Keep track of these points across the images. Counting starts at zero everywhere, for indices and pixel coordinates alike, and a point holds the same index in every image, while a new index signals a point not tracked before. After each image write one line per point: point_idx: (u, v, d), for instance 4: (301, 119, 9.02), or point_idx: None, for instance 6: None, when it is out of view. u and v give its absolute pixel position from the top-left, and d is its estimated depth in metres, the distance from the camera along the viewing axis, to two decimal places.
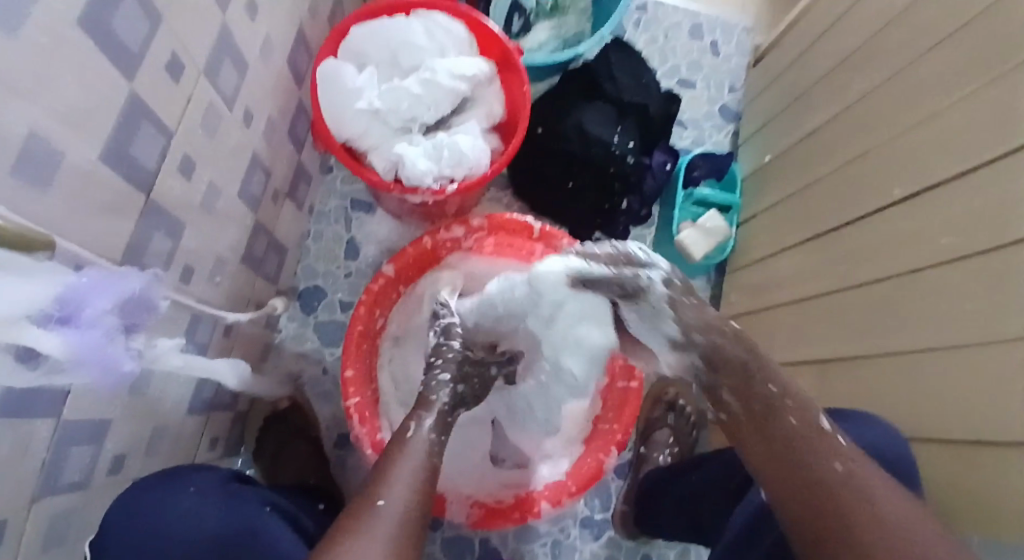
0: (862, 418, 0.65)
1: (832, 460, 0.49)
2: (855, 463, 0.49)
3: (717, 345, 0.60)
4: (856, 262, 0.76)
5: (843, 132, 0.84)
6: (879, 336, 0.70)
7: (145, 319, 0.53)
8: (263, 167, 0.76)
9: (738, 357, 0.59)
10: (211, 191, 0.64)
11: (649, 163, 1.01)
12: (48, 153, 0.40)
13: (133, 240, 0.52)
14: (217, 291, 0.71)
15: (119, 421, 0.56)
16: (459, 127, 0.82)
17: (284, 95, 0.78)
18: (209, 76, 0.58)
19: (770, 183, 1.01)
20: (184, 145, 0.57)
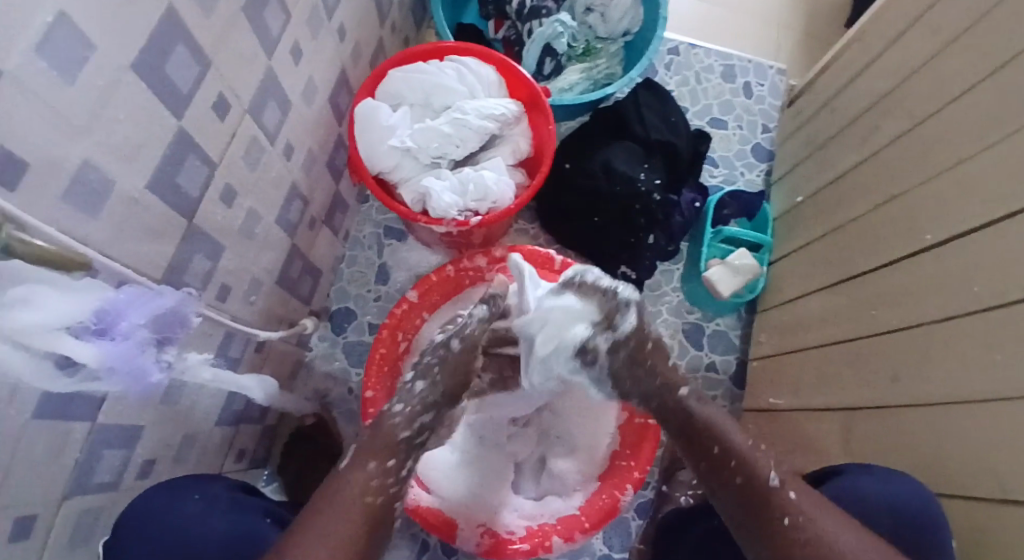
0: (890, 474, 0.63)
1: (781, 516, 0.59)
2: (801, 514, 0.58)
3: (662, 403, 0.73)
4: (884, 306, 0.75)
5: (872, 175, 0.84)
6: (907, 385, 0.68)
7: (181, 332, 0.58)
8: (301, 196, 0.82)
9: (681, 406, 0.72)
10: (251, 217, 0.69)
11: (677, 200, 1.03)
12: (100, 183, 0.45)
13: (174, 260, 0.57)
14: (252, 310, 0.76)
15: (151, 427, 0.60)
16: (485, 163, 0.86)
17: (325, 130, 0.84)
18: (254, 113, 0.64)
19: (801, 224, 1.00)
20: (226, 176, 0.62)
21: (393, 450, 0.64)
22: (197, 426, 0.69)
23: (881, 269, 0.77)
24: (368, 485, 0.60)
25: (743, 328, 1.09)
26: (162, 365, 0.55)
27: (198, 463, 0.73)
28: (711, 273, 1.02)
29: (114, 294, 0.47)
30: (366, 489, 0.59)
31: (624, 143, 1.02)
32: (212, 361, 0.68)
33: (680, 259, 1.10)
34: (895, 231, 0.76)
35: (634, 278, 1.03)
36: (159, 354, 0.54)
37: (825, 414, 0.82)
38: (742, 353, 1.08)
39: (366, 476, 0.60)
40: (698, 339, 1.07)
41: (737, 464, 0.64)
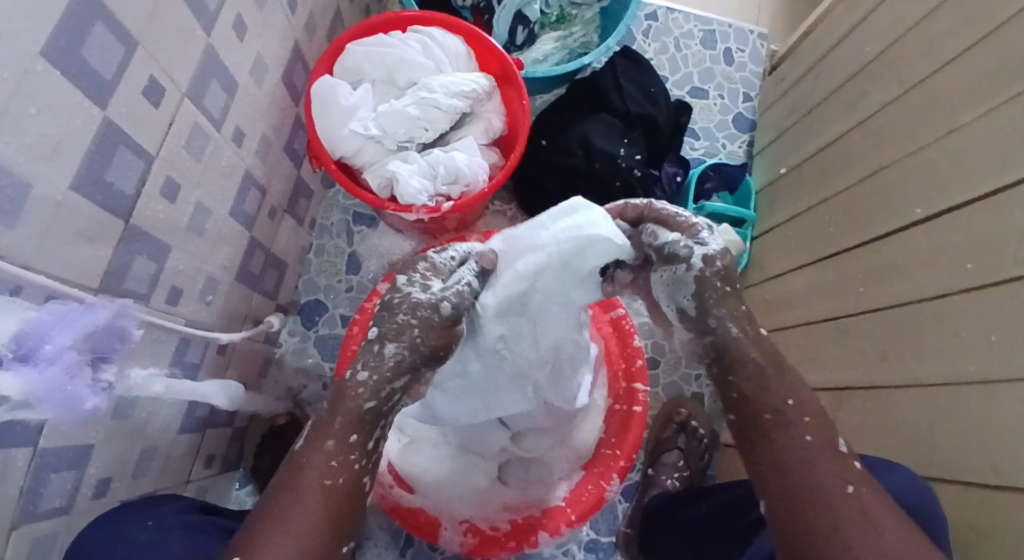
0: (883, 462, 0.60)
1: (846, 487, 0.49)
2: (866, 492, 0.49)
3: (736, 340, 0.56)
4: (871, 285, 0.72)
5: (858, 146, 0.81)
6: (896, 366, 0.66)
7: (120, 346, 0.53)
8: (258, 185, 0.76)
9: (755, 361, 0.56)
10: (200, 211, 0.64)
11: (658, 174, 0.99)
12: (15, 186, 0.39)
13: (113, 265, 0.52)
14: (209, 311, 0.71)
15: (103, 445, 0.56)
16: (456, 144, 0.80)
17: (280, 112, 0.78)
18: (194, 98, 0.58)
19: (785, 197, 0.97)
20: (168, 168, 0.56)
21: (358, 425, 0.54)
22: (157, 436, 0.65)
23: (870, 244, 0.74)
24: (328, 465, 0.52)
25: None
26: (101, 385, 0.50)
27: (162, 474, 0.69)
28: None
29: (38, 312, 0.43)
30: (325, 471, 0.52)
31: (602, 116, 0.97)
32: (164, 372, 0.62)
33: None
34: (883, 207, 0.73)
35: None
36: (96, 374, 0.49)
37: (813, 397, 0.80)
38: None
39: (325, 456, 0.52)
40: None
41: (809, 423, 0.53)
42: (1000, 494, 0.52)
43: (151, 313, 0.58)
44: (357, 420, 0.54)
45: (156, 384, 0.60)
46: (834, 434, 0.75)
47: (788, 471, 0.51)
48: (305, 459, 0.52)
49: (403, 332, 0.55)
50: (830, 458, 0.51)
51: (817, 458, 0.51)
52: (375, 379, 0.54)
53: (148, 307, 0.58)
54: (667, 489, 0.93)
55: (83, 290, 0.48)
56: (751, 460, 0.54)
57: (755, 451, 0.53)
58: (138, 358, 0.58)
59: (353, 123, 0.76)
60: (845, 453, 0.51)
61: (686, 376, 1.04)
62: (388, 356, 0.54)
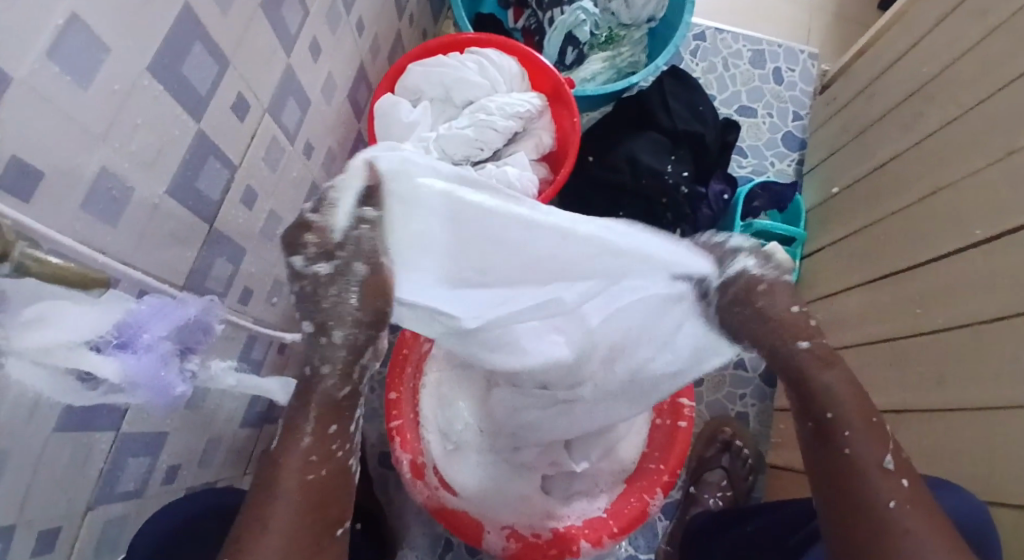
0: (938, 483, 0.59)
1: (886, 500, 0.47)
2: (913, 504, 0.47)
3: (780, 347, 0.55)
4: (927, 307, 0.72)
5: (914, 166, 0.80)
6: (954, 389, 0.65)
7: (206, 339, 0.57)
8: (322, 195, 0.81)
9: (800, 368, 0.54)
10: (271, 219, 0.68)
11: (705, 191, 1.00)
12: (119, 189, 0.43)
13: (197, 265, 0.56)
14: (274, 312, 0.75)
15: (175, 434, 0.60)
16: (509, 159, 0.84)
17: (344, 127, 0.83)
18: (273, 112, 0.62)
19: (837, 217, 0.96)
20: (247, 177, 0.61)
21: (333, 414, 0.51)
22: (222, 429, 0.69)
23: (927, 265, 0.73)
24: (320, 455, 0.50)
25: None
26: (188, 373, 0.54)
27: (224, 464, 0.73)
28: None
29: (136, 304, 0.47)
30: (307, 461, 0.49)
31: (649, 134, 0.99)
32: (235, 367, 0.67)
33: None
34: (940, 228, 0.72)
35: None
36: (184, 362, 0.54)
37: None
38: None
39: (306, 452, 0.49)
40: None
41: (850, 435, 0.51)
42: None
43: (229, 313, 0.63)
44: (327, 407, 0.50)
45: (227, 377, 0.64)
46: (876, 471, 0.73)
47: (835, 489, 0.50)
48: (286, 451, 0.49)
49: (346, 274, 0.49)
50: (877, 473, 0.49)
51: (862, 471, 0.49)
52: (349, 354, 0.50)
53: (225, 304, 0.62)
54: (709, 508, 0.93)
55: (171, 286, 0.52)
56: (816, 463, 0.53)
57: (812, 452, 0.53)
58: (216, 352, 0.62)
59: (412, 139, 0.80)
60: (890, 470, 0.49)
61: (731, 394, 1.03)
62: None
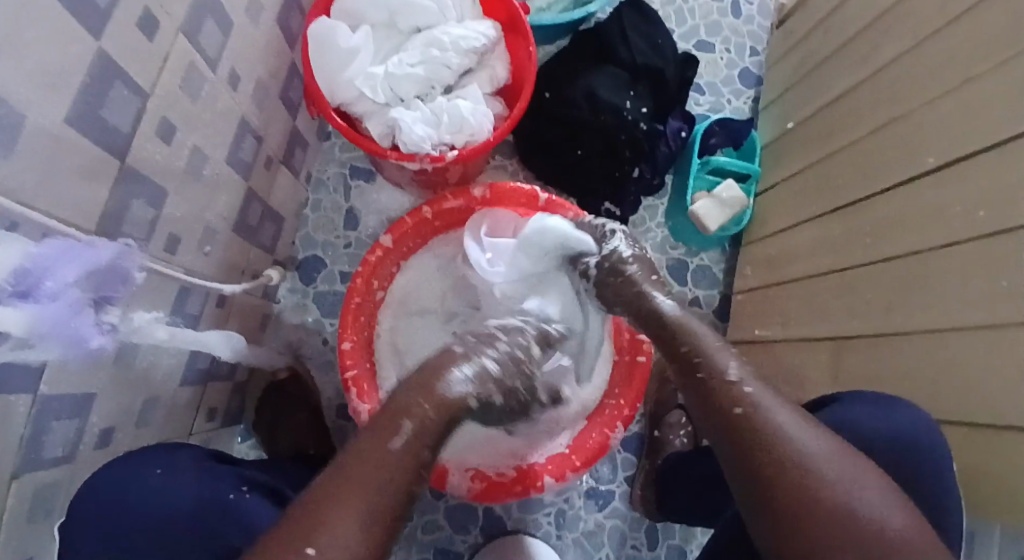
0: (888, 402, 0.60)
1: (734, 406, 0.50)
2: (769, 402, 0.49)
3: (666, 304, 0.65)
4: (877, 236, 0.72)
5: (868, 99, 0.79)
6: (900, 315, 0.66)
7: (122, 289, 0.52)
8: (253, 131, 0.74)
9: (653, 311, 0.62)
10: (196, 156, 0.62)
11: (663, 129, 0.98)
12: (15, 116, 0.37)
13: (110, 206, 0.50)
14: (208, 261, 0.69)
15: (105, 393, 0.54)
16: (461, 92, 0.78)
17: (275, 56, 0.75)
18: (190, 32, 0.55)
19: (787, 153, 0.95)
20: (162, 106, 0.54)
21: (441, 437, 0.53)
22: (161, 388, 0.64)
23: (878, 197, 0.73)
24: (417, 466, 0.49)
25: (727, 264, 1.04)
26: (107, 324, 0.50)
27: (166, 427, 0.69)
28: (698, 206, 0.96)
29: (39, 248, 0.41)
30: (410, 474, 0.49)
31: (607, 68, 0.95)
32: (167, 321, 0.62)
33: (665, 194, 1.04)
34: (893, 160, 0.72)
35: (618, 215, 0.99)
36: (100, 310, 0.49)
37: (814, 345, 0.77)
38: (726, 287, 1.04)
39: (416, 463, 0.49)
40: (681, 274, 1.03)
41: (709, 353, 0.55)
42: (1001, 435, 0.53)
43: (153, 264, 0.57)
44: (447, 415, 0.53)
45: (154, 328, 0.58)
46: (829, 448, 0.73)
47: (742, 442, 0.48)
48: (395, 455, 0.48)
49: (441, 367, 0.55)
50: (721, 394, 0.51)
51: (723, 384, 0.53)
52: (478, 395, 0.56)
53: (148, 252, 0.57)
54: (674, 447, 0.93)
55: (81, 230, 0.46)
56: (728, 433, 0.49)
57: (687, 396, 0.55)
58: (143, 302, 0.57)
59: (353, 72, 0.73)
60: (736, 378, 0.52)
61: None
62: (487, 366, 0.58)
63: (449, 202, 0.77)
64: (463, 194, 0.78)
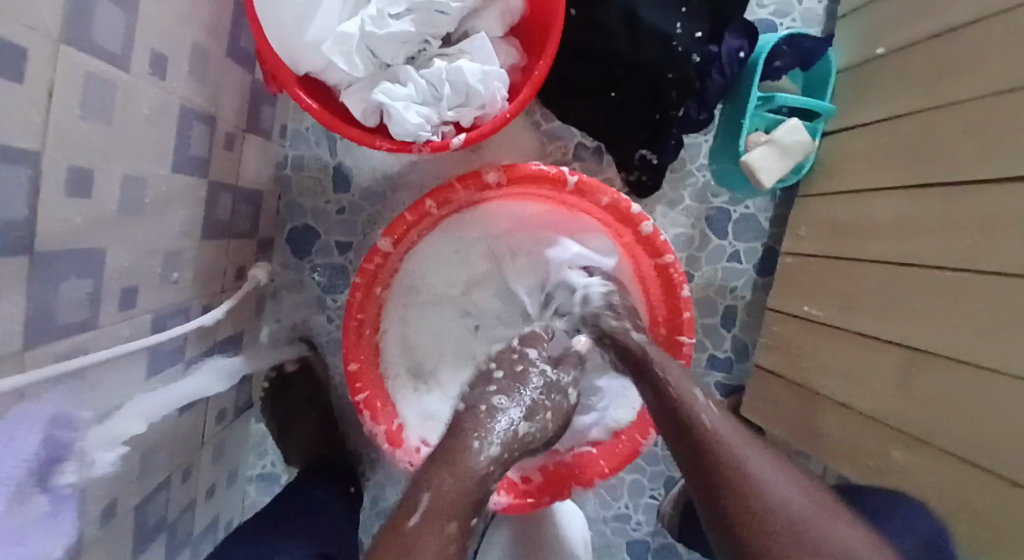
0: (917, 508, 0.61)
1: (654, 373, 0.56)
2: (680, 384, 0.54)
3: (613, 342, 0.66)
4: (985, 236, 0.58)
5: (997, 41, 0.60)
6: (994, 345, 0.55)
7: (70, 441, 0.41)
8: (204, 115, 0.58)
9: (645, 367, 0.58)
10: (131, 184, 0.48)
11: (717, 51, 0.78)
12: None
13: (31, 309, 0.39)
14: (178, 288, 0.59)
15: (94, 487, 0.48)
16: (465, 46, 0.60)
17: (214, 5, 0.57)
18: (77, 36, 0.39)
19: (876, 86, 0.76)
20: (62, 151, 0.40)
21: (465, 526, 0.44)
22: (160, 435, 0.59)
23: (993, 186, 0.58)
24: None
25: (777, 211, 0.91)
26: (61, 491, 0.41)
27: (175, 458, 0.64)
28: (754, 157, 0.80)
29: None
30: None
31: None
32: (145, 397, 0.53)
33: (711, 128, 0.88)
34: (1016, 138, 0.56)
35: (655, 163, 0.83)
36: (50, 481, 0.40)
37: (881, 348, 0.69)
38: (773, 238, 0.92)
39: None
40: (721, 227, 0.91)
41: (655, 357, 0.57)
42: None
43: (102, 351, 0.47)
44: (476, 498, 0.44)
45: (136, 423, 0.50)
46: (872, 471, 0.68)
47: (681, 426, 0.52)
48: None
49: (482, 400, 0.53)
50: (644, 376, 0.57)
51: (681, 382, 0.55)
52: (504, 448, 0.49)
53: (91, 322, 0.47)
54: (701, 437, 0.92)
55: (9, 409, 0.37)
56: (668, 432, 0.53)
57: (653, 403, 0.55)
58: (103, 395, 0.48)
59: (317, 35, 0.54)
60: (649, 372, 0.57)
61: (722, 289, 0.92)
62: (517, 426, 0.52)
63: (454, 193, 0.65)
64: (472, 181, 0.64)
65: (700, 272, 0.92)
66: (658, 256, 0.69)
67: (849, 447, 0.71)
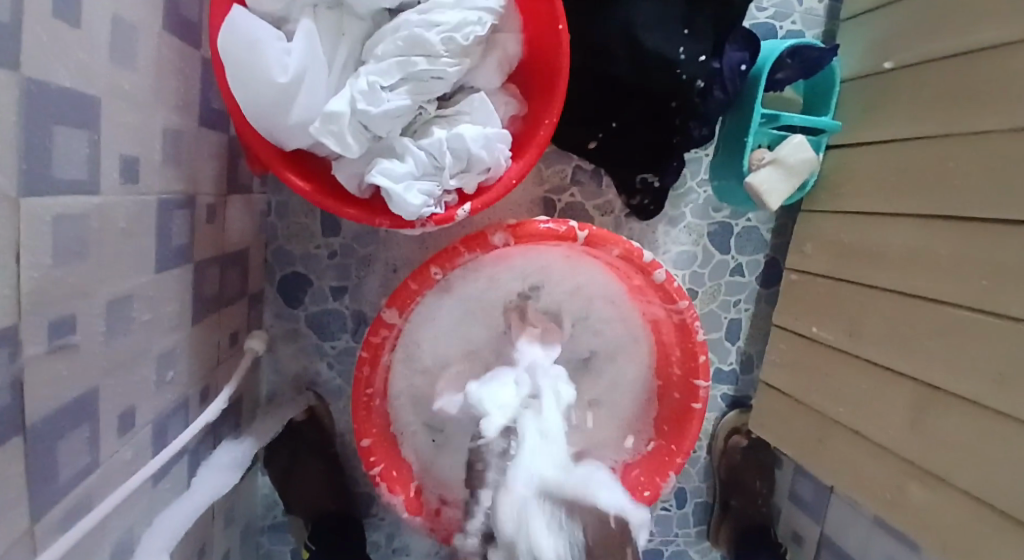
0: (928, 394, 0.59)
1: None
2: None
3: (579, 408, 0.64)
4: (990, 279, 0.58)
5: (1001, 76, 0.58)
6: (1004, 391, 0.56)
7: None
8: (185, 201, 0.54)
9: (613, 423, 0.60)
10: (116, 307, 0.45)
11: (718, 66, 0.71)
12: None
13: (32, 482, 0.37)
14: (173, 384, 0.56)
15: None
16: (463, 105, 0.54)
17: (180, 78, 0.51)
18: (40, 183, 0.34)
19: (881, 102, 0.74)
20: (44, 309, 0.35)
21: None
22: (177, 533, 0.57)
23: (997, 227, 0.57)
24: None
25: (777, 224, 0.90)
26: None
27: (189, 541, 0.63)
28: (760, 178, 0.76)
29: None
30: None
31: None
32: (157, 523, 0.55)
33: (713, 142, 0.85)
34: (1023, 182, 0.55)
35: (657, 186, 0.79)
36: None
37: (889, 380, 0.69)
38: (775, 249, 0.91)
39: None
40: (724, 241, 0.89)
41: None
42: None
43: (108, 495, 0.46)
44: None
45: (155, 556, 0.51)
46: (882, 500, 0.69)
47: None
48: None
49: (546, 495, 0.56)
50: None
51: None
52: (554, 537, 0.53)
53: (93, 462, 0.44)
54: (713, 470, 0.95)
55: None
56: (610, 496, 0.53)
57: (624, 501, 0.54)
58: (106, 542, 0.47)
59: (303, 115, 0.49)
60: None
61: (725, 304, 0.91)
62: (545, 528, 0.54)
63: (463, 257, 0.62)
64: (481, 245, 0.61)
65: (703, 289, 0.90)
66: (671, 303, 0.67)
67: (859, 473, 0.73)
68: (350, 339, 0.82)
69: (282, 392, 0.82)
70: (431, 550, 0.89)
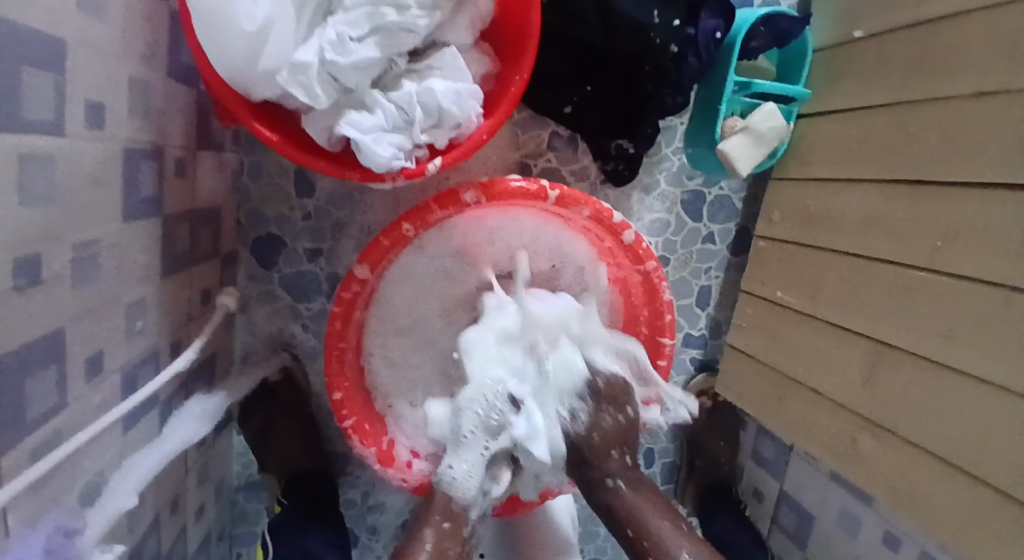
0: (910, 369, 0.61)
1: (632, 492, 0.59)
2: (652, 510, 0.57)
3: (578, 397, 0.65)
4: (942, 241, 0.60)
5: (961, 43, 0.59)
6: (951, 347, 0.58)
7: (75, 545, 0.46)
8: (153, 151, 0.54)
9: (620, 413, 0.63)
10: (84, 252, 0.45)
11: (695, 33, 0.70)
12: None
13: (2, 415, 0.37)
14: (144, 336, 0.57)
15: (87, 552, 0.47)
16: (434, 61, 0.55)
17: (147, 26, 0.51)
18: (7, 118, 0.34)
19: (848, 71, 0.75)
20: (11, 245, 0.36)
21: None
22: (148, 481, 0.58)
23: (950, 190, 0.60)
24: None
25: (748, 192, 0.92)
26: None
27: (162, 492, 0.64)
28: (729, 145, 0.78)
29: None
30: None
31: None
32: (128, 468, 0.56)
33: (686, 109, 0.86)
34: (978, 146, 0.57)
35: (631, 152, 0.80)
36: None
37: (845, 339, 0.72)
38: (744, 218, 0.93)
39: None
40: (695, 209, 0.91)
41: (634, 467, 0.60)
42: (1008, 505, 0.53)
43: (77, 436, 0.47)
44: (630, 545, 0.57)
45: (124, 499, 0.52)
46: (834, 452, 0.73)
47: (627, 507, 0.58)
48: None
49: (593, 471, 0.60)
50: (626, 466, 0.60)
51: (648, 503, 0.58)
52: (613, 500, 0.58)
53: (60, 404, 0.45)
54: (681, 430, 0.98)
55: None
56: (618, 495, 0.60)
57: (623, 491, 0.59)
58: (76, 482, 0.48)
59: (269, 65, 0.49)
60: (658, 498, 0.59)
61: (696, 270, 0.93)
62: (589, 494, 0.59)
63: (433, 214, 0.63)
64: (451, 202, 0.62)
65: (674, 255, 0.92)
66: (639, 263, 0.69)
67: (813, 429, 0.76)
68: (325, 301, 0.82)
69: (257, 353, 0.83)
70: (404, 508, 0.91)
